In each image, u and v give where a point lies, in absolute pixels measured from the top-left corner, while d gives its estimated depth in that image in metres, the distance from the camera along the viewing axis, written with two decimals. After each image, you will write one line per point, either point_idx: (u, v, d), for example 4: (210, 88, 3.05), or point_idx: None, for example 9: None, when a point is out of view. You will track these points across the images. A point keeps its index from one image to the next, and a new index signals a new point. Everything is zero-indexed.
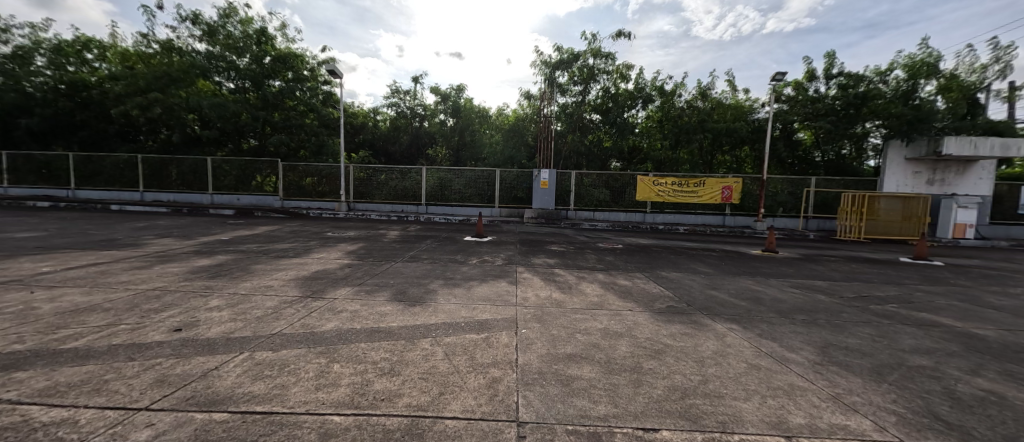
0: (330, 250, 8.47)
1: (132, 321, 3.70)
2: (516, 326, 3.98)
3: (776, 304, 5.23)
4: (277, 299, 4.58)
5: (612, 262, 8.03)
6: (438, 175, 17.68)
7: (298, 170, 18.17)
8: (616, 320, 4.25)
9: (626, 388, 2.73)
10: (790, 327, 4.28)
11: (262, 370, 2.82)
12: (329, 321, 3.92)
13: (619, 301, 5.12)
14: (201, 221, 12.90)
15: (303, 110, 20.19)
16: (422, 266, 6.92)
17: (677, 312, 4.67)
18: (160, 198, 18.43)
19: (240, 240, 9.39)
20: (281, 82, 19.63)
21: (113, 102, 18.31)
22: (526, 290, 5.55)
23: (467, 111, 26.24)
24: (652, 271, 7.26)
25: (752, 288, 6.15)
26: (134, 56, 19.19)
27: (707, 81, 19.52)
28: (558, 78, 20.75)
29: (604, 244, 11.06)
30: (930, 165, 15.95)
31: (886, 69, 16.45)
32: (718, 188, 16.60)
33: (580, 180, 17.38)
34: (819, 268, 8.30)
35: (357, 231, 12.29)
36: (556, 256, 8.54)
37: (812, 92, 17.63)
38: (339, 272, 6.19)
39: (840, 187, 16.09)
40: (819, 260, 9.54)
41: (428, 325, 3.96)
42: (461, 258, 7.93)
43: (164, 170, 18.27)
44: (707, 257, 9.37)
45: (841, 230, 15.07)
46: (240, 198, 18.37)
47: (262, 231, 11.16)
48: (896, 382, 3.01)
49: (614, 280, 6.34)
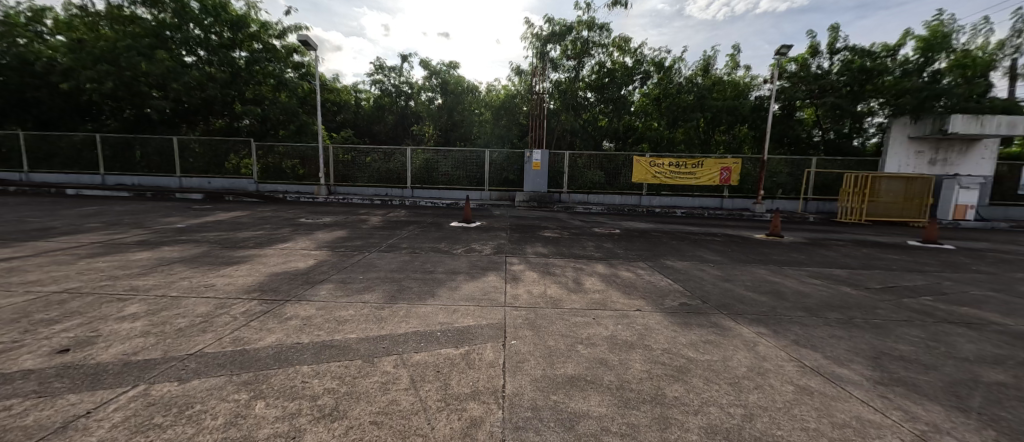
0: (300, 238, 7.62)
1: (6, 340, 2.84)
2: (503, 336, 3.25)
3: (801, 298, 4.61)
4: (214, 304, 3.75)
5: (611, 250, 7.36)
6: (425, 156, 16.70)
7: (276, 151, 17.09)
8: (623, 325, 3.54)
9: (649, 431, 2.03)
10: (826, 329, 3.64)
11: (151, 416, 2.04)
12: (271, 334, 3.13)
13: (625, 298, 4.42)
14: (162, 207, 11.84)
15: (273, 85, 18.66)
16: (399, 257, 6.12)
17: (693, 312, 3.99)
18: (124, 181, 17.17)
19: (200, 227, 8.44)
20: (248, 53, 18.25)
21: (64, 76, 16.68)
22: (516, 285, 4.81)
23: (455, 87, 24.88)
24: (655, 260, 6.57)
25: (769, 278, 5.53)
26: (74, 23, 17.14)
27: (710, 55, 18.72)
28: (550, 52, 19.57)
29: (600, 229, 10.39)
30: (934, 144, 15.41)
31: (896, 44, 15.75)
32: (716, 169, 15.97)
33: (573, 161, 16.55)
34: (831, 254, 7.75)
35: (335, 216, 11.36)
36: (550, 244, 7.81)
37: (815, 68, 16.88)
38: (302, 266, 5.35)
39: (841, 167, 15.66)
40: (827, 245, 9.02)
41: (394, 336, 3.18)
42: (445, 247, 7.16)
43: (127, 151, 17.04)
44: (711, 242, 8.77)
45: (842, 213, 14.63)
46: (212, 181, 17.20)
47: (228, 217, 10.18)
48: (988, 411, 2.35)
49: (616, 272, 5.65)
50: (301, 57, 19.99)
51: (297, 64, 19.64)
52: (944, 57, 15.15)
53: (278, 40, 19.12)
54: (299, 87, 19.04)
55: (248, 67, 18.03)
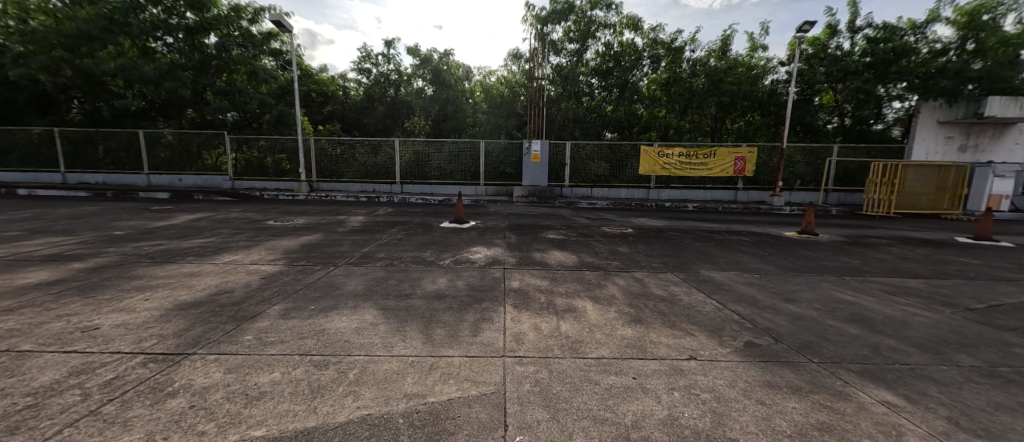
0: (257, 245, 6.39)
1: None
2: (503, 425, 2.03)
3: (899, 329, 3.45)
4: (73, 367, 2.51)
5: (629, 256, 6.20)
6: (415, 148, 15.42)
7: (253, 145, 15.72)
8: (684, 396, 2.34)
9: None
10: (984, 395, 2.43)
11: None
12: (120, 436, 1.88)
13: (669, 336, 3.23)
14: (116, 208, 10.55)
15: (246, 74, 17.15)
16: (371, 273, 4.91)
17: (773, 363, 2.80)
18: (87, 180, 15.80)
19: (143, 233, 7.15)
20: (218, 38, 16.59)
21: (14, 62, 15.15)
22: (516, 315, 3.61)
23: (448, 76, 23.46)
24: (686, 270, 5.40)
25: (838, 296, 4.37)
26: (23, 6, 15.58)
27: (730, 33, 17.50)
28: (551, 34, 18.29)
29: (609, 227, 9.23)
30: (964, 129, 14.30)
31: (924, 21, 14.28)
32: (730, 160, 14.75)
33: (576, 152, 15.29)
34: (886, 258, 6.60)
35: (310, 216, 10.09)
36: (557, 249, 6.61)
37: (834, 49, 15.54)
38: (242, 288, 4.14)
39: (864, 155, 14.51)
40: (872, 244, 7.89)
41: (324, 433, 1.95)
42: (430, 256, 5.94)
43: (89, 147, 15.65)
44: (741, 243, 7.62)
45: (868, 205, 13.56)
46: (183, 178, 15.87)
47: (185, 219, 8.91)
48: None
49: (644, 290, 4.46)
50: (281, 43, 18.54)
51: (276, 51, 18.17)
52: (978, 37, 13.72)
53: (253, 24, 17.61)
54: (276, 78, 17.62)
55: (219, 53, 16.50)
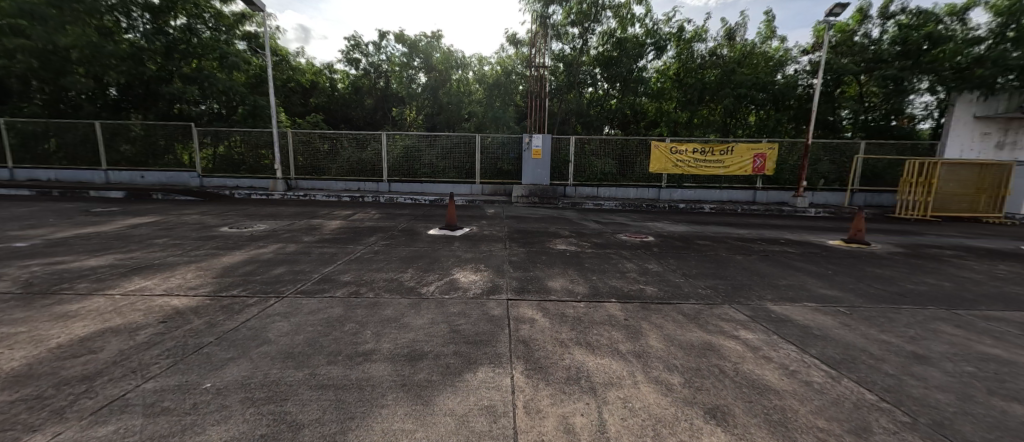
0: (189, 263, 4.97)
1: None
2: None
3: None
4: None
5: (665, 278, 4.88)
6: (404, 143, 14.00)
7: (223, 138, 14.23)
8: None
9: None
10: None
11: None
12: None
13: None
14: (53, 209, 9.12)
15: (216, 60, 15.71)
16: (325, 310, 3.55)
17: None
18: (39, 177, 14.23)
19: (52, 244, 5.70)
20: (184, 19, 15.03)
21: None
22: (533, 399, 2.26)
23: (441, 64, 21.86)
24: (750, 302, 4.07)
25: (984, 350, 3.05)
26: None
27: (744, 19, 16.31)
28: (552, 16, 16.83)
29: (627, 235, 7.95)
30: (1003, 123, 13.01)
31: (963, 7, 13.06)
32: (749, 157, 13.50)
33: (580, 148, 13.95)
34: (977, 278, 5.33)
35: (278, 221, 8.69)
36: (571, 267, 5.28)
37: (862, 37, 14.67)
38: (118, 346, 2.76)
39: (893, 152, 13.36)
40: (941, 257, 6.64)
41: None
42: (410, 279, 4.58)
43: (40, 140, 14.03)
44: (789, 257, 6.34)
45: (903, 206, 12.53)
46: (146, 175, 14.32)
47: (123, 224, 7.48)
48: None
49: (708, 339, 3.14)
50: (257, 26, 17.02)
51: (249, 34, 16.65)
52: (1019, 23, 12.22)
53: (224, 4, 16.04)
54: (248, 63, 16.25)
55: (186, 37, 15.06)
